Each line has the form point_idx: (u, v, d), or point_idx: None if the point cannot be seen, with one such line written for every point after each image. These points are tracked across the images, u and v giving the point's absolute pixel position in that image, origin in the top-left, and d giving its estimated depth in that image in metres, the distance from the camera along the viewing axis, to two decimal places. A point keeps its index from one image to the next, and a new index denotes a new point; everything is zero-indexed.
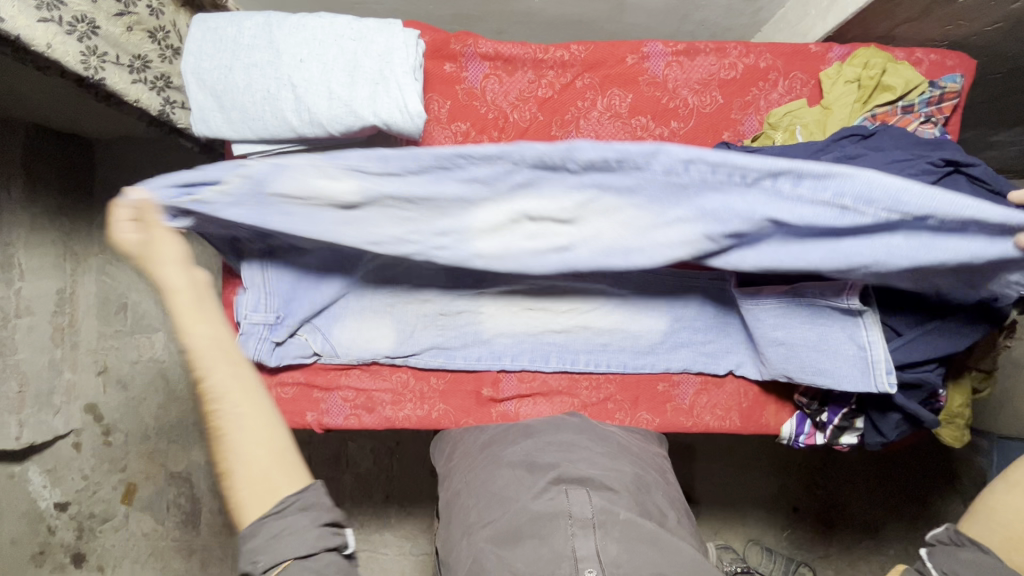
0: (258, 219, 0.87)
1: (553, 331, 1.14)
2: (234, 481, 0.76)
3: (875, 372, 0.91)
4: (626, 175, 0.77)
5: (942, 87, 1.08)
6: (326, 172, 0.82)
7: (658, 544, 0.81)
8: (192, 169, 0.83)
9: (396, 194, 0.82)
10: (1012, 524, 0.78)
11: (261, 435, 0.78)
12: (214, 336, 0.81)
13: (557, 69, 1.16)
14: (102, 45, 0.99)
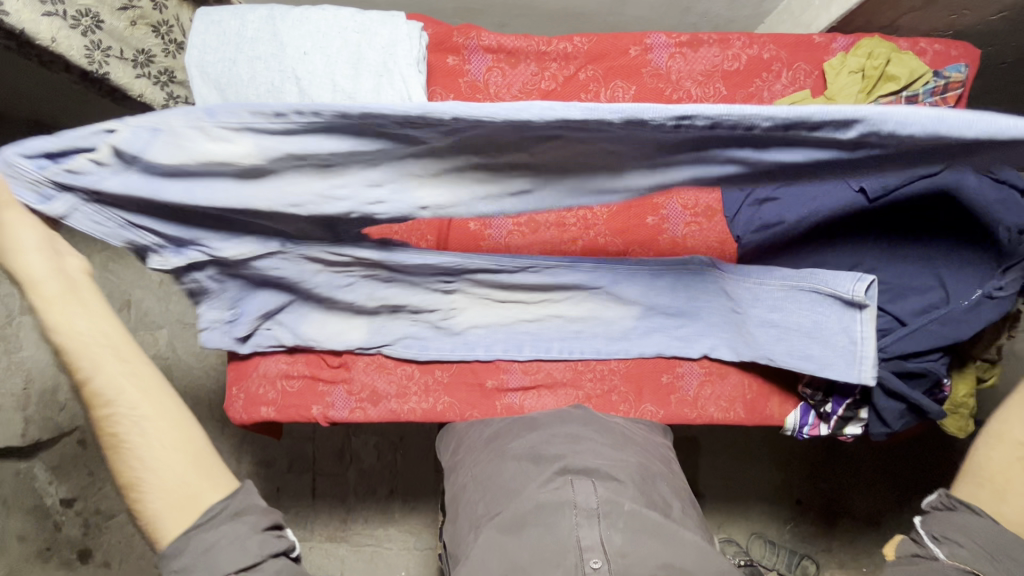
0: (145, 187, 0.74)
1: (526, 321, 1.12)
2: (143, 492, 0.74)
3: (860, 365, 0.93)
4: (591, 130, 0.64)
5: (946, 77, 1.09)
6: (210, 134, 0.67)
7: (663, 535, 0.81)
8: (48, 136, 0.70)
9: (302, 153, 0.68)
10: (998, 477, 0.77)
11: (175, 435, 0.78)
12: (101, 330, 0.78)
13: (560, 61, 1.16)
14: (106, 40, 1.00)
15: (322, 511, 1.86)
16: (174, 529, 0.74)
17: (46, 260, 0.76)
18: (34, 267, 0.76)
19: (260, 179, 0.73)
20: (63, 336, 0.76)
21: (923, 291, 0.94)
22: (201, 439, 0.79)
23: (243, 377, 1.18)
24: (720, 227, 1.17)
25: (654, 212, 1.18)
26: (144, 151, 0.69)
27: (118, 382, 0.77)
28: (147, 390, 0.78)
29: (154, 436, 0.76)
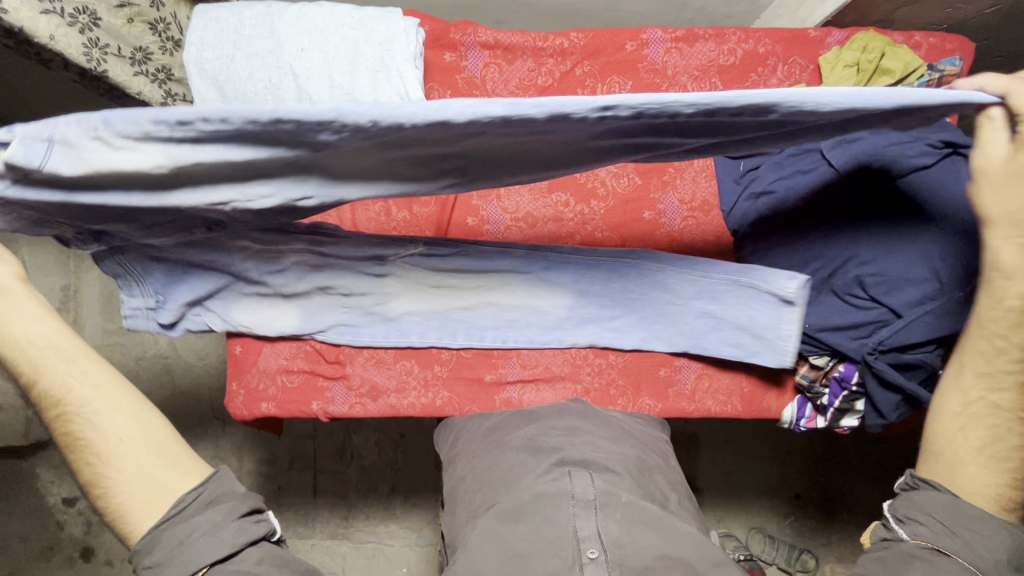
0: (65, 193, 0.77)
1: (459, 308, 1.14)
2: (111, 486, 0.77)
3: (783, 351, 1.07)
4: (501, 130, 0.70)
5: (941, 69, 1.10)
6: (119, 141, 0.71)
7: (660, 525, 0.82)
8: None
9: (210, 160, 0.72)
10: (951, 450, 0.85)
11: (129, 427, 0.80)
12: (38, 330, 0.81)
13: (556, 57, 1.17)
14: (104, 37, 1.01)
15: (323, 508, 1.87)
16: (144, 521, 0.76)
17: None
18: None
19: (179, 183, 0.77)
20: (2, 342, 0.80)
21: (918, 283, 0.93)
22: (160, 427, 0.82)
23: (241, 373, 1.19)
24: (717, 221, 1.18)
25: (651, 207, 1.18)
26: (42, 163, 0.72)
27: (62, 379, 0.79)
28: (96, 384, 0.81)
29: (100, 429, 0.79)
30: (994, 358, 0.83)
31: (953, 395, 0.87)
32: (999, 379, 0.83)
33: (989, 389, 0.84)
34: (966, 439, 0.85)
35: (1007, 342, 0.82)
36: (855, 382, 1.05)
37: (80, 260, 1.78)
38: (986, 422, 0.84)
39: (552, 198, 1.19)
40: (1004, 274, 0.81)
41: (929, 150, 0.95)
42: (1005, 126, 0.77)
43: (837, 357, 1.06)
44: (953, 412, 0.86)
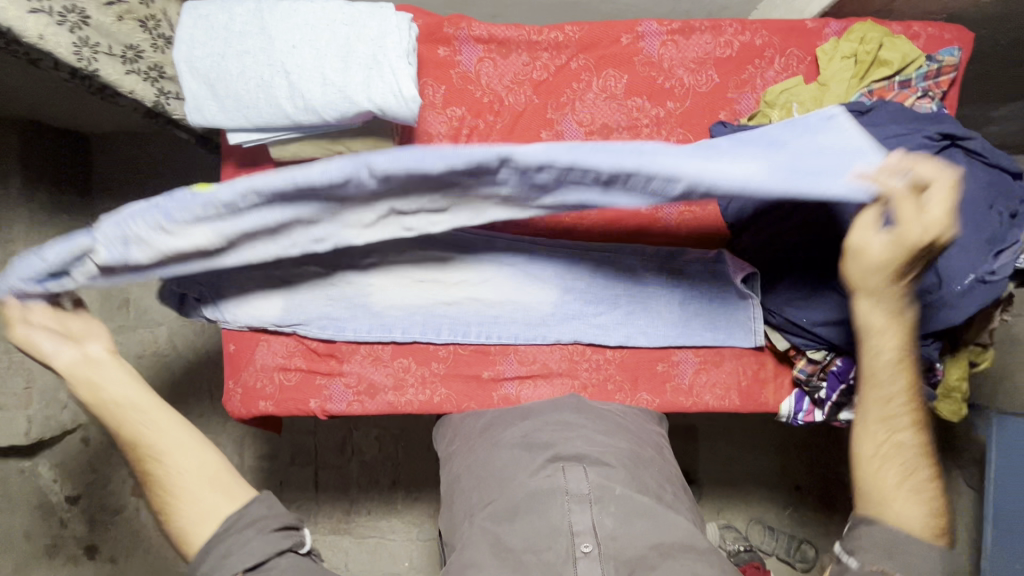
0: (136, 276, 0.88)
1: (441, 303, 1.15)
2: (175, 515, 0.84)
3: (754, 331, 1.14)
4: (479, 178, 0.77)
5: (939, 61, 1.09)
6: (173, 226, 0.80)
7: (655, 518, 0.83)
8: (27, 259, 0.81)
9: (253, 227, 0.82)
10: (879, 480, 0.88)
11: (189, 462, 0.86)
12: (111, 386, 0.87)
13: (551, 51, 1.16)
14: (93, 35, 0.99)
15: (325, 503, 1.88)
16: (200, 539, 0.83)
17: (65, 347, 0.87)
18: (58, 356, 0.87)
19: (230, 253, 0.87)
20: (91, 398, 0.86)
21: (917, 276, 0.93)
22: (216, 460, 0.89)
23: (237, 371, 1.18)
24: (714, 215, 1.16)
25: None
26: (125, 257, 0.83)
27: (136, 426, 0.86)
28: (161, 428, 0.87)
29: (164, 465, 0.86)
30: (887, 403, 0.89)
31: (865, 438, 0.90)
32: (895, 421, 0.89)
33: (891, 430, 0.89)
34: (888, 479, 0.88)
35: (896, 388, 0.89)
36: (852, 376, 1.05)
37: None
38: (896, 459, 0.88)
39: None
40: (875, 335, 0.87)
41: (927, 142, 0.97)
42: (875, 223, 0.79)
43: (834, 351, 1.06)
44: (870, 455, 0.89)
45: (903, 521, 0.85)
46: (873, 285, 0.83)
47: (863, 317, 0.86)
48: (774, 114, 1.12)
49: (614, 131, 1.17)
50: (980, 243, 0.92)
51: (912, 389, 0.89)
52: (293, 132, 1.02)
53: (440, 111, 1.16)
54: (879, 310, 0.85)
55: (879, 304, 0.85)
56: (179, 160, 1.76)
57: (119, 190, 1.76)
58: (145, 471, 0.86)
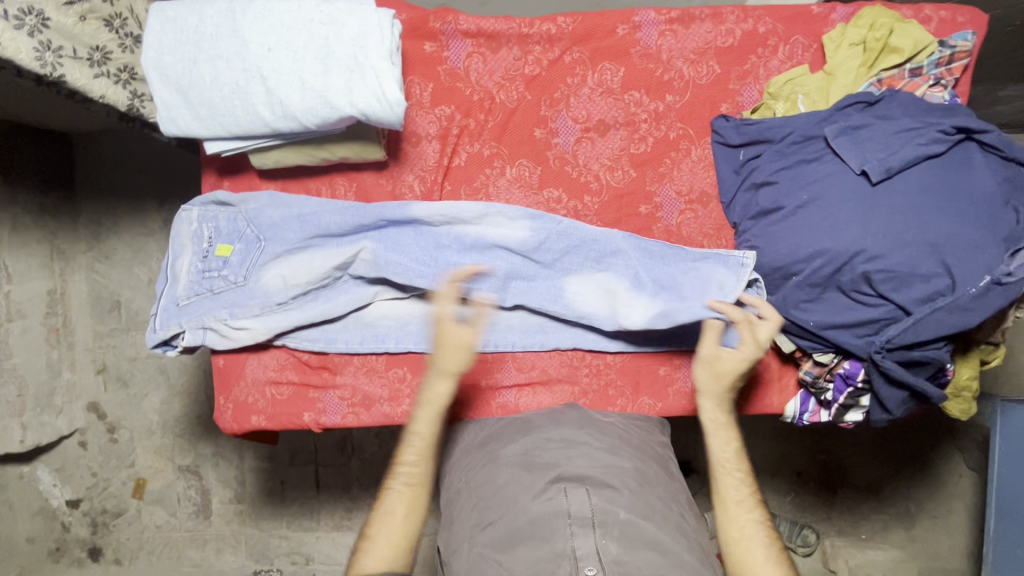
0: (214, 341, 1.08)
1: (437, 312, 1.13)
2: (369, 542, 0.93)
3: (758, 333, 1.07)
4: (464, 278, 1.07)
5: (952, 46, 1.04)
6: (248, 312, 1.07)
7: (658, 546, 0.87)
8: (152, 335, 1.07)
9: (302, 312, 1.08)
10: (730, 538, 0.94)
11: (409, 525, 0.95)
12: (427, 415, 1.01)
13: (543, 43, 1.10)
14: (55, 38, 0.92)
15: (327, 502, 1.82)
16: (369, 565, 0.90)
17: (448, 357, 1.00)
18: (439, 358, 1.00)
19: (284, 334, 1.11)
20: (417, 435, 1.01)
21: (929, 277, 0.91)
22: (416, 538, 0.95)
23: (228, 387, 1.15)
24: (716, 213, 1.12)
25: (646, 201, 1.13)
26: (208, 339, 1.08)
27: (419, 480, 0.99)
28: (416, 495, 0.98)
29: (405, 505, 0.96)
30: (737, 488, 0.97)
31: (728, 524, 0.95)
32: (747, 504, 0.96)
33: (746, 511, 0.95)
34: (756, 558, 0.91)
35: (741, 473, 0.98)
36: (860, 379, 1.03)
37: (65, 263, 1.69)
38: (759, 539, 0.93)
39: (543, 193, 1.12)
40: (715, 431, 1.00)
41: (941, 136, 0.94)
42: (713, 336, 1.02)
43: (842, 353, 1.03)
44: (734, 535, 0.94)
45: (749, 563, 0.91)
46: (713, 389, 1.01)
47: (709, 417, 1.01)
48: (778, 106, 1.08)
49: (612, 127, 1.12)
50: (995, 242, 0.90)
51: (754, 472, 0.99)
52: (272, 139, 0.97)
53: (428, 111, 1.10)
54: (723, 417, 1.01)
55: (717, 406, 1.01)
56: (161, 158, 1.69)
57: (104, 193, 1.70)
58: (385, 497, 0.97)
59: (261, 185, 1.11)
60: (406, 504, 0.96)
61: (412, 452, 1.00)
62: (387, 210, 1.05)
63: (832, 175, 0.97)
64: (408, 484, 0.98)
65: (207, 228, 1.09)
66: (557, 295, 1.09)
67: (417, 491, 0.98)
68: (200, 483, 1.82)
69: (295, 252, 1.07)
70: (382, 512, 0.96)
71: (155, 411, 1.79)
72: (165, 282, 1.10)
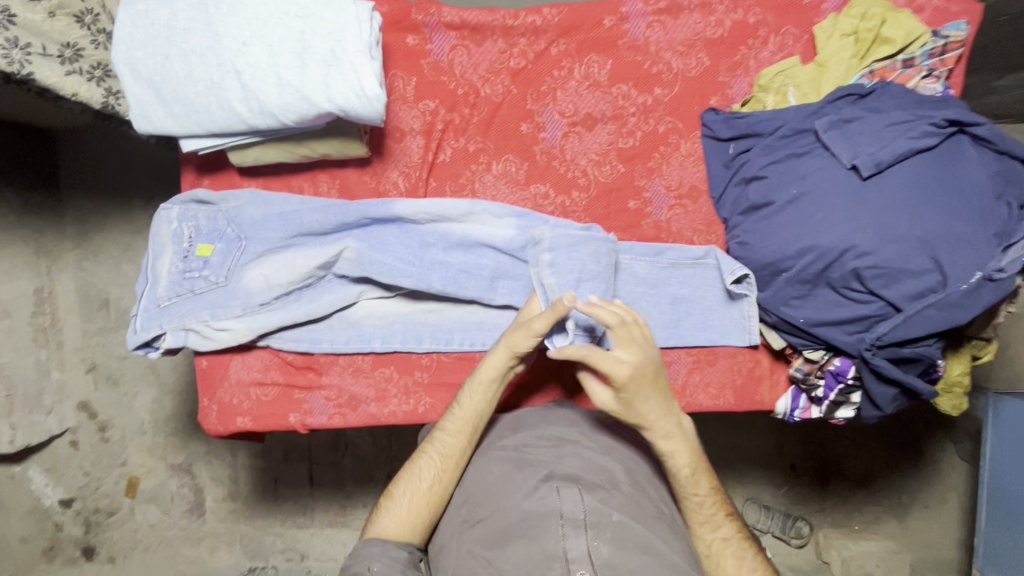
0: (196, 341, 1.06)
1: (423, 310, 1.12)
2: (389, 504, 0.95)
3: (748, 329, 1.07)
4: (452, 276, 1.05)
5: (945, 36, 1.01)
6: (231, 313, 1.05)
7: (649, 549, 0.86)
8: (133, 336, 1.05)
9: (286, 313, 1.06)
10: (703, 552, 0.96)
11: (433, 492, 0.95)
12: (478, 390, 0.99)
13: (529, 36, 1.08)
14: (22, 35, 0.89)
15: (320, 498, 1.81)
16: (386, 530, 0.93)
17: (517, 337, 0.96)
18: (508, 336, 0.98)
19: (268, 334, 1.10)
20: (462, 408, 0.99)
21: (919, 274, 0.90)
22: (436, 511, 0.96)
23: (211, 387, 1.13)
24: (706, 208, 1.10)
25: (635, 196, 1.11)
26: (189, 340, 1.06)
27: (457, 450, 0.98)
28: (451, 467, 0.97)
29: (434, 473, 0.96)
30: (699, 509, 0.97)
31: (699, 541, 0.97)
32: (714, 521, 0.97)
33: (715, 529, 0.96)
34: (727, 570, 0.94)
35: (700, 495, 0.96)
36: (851, 376, 1.01)
37: (52, 262, 1.65)
38: (729, 552, 0.95)
39: (530, 189, 1.10)
40: (670, 458, 0.95)
41: (933, 129, 0.92)
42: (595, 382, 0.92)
43: (832, 350, 1.02)
44: (705, 552, 0.96)
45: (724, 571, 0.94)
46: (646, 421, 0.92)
47: (664, 448, 0.95)
48: (768, 99, 1.06)
49: (600, 121, 1.09)
50: (987, 237, 0.89)
51: (717, 490, 0.98)
52: (250, 136, 0.94)
53: (411, 105, 1.08)
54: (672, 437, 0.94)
55: (664, 433, 0.94)
56: (145, 155, 1.66)
57: (88, 193, 1.67)
58: (416, 460, 0.98)
59: (241, 183, 1.09)
60: (435, 473, 0.96)
61: (453, 423, 0.99)
62: (371, 208, 1.03)
63: (823, 169, 0.95)
64: (443, 454, 0.97)
65: (188, 226, 1.07)
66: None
67: (448, 464, 0.97)
68: (193, 481, 1.80)
69: (276, 252, 1.05)
70: (410, 477, 0.96)
71: (146, 409, 1.77)
72: (144, 282, 1.07)
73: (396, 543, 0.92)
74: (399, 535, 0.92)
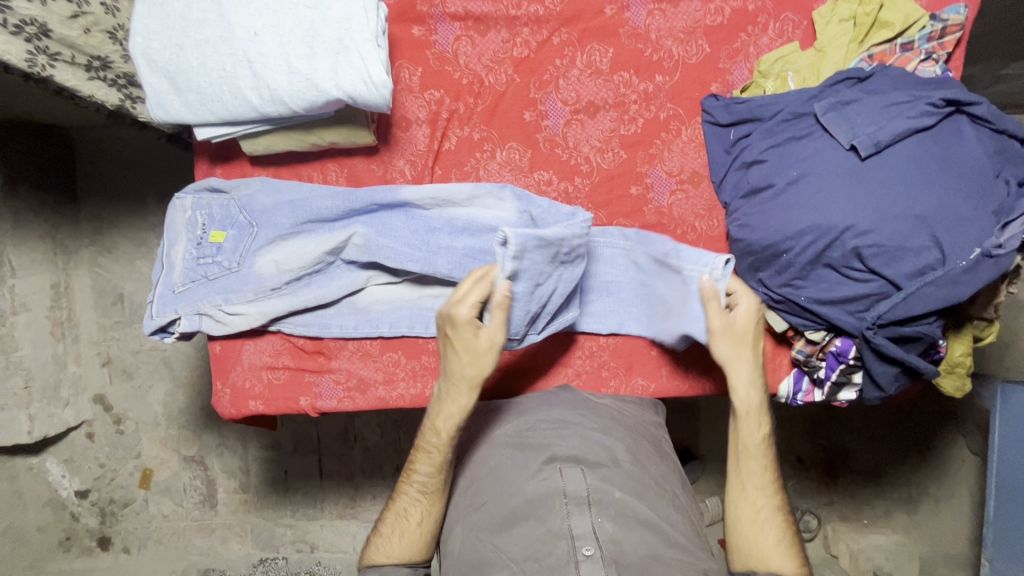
0: (211, 325, 1.09)
1: (430, 296, 1.14)
2: (382, 538, 0.98)
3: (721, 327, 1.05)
4: (456, 264, 1.07)
5: (943, 20, 1.02)
6: (245, 298, 1.08)
7: (652, 524, 0.89)
8: (149, 320, 1.08)
9: (295, 301, 1.09)
10: (744, 516, 0.97)
11: (425, 525, 0.97)
12: (439, 430, 0.97)
13: (531, 25, 1.10)
14: (54, 46, 0.93)
15: (330, 491, 1.83)
16: (382, 558, 0.96)
17: (473, 366, 0.95)
18: (463, 367, 0.95)
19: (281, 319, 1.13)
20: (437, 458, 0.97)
21: (918, 252, 0.91)
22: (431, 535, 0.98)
23: (224, 372, 1.16)
24: (707, 193, 1.12)
25: (637, 181, 1.12)
26: (203, 325, 1.09)
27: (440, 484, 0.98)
28: (434, 502, 0.98)
29: (421, 511, 0.97)
30: (754, 471, 0.99)
31: (746, 508, 0.97)
32: (767, 488, 0.98)
33: (765, 495, 0.98)
34: (768, 538, 0.95)
35: (762, 460, 0.99)
36: (852, 357, 1.02)
37: (69, 258, 1.70)
38: (773, 519, 0.97)
39: (533, 176, 1.12)
40: (749, 412, 0.99)
41: (930, 109, 0.93)
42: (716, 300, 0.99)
43: (833, 331, 1.03)
44: (751, 518, 0.97)
45: (768, 542, 0.95)
46: (737, 351, 0.99)
47: (738, 395, 0.99)
48: (768, 84, 1.08)
49: (602, 108, 1.11)
50: (984, 215, 0.90)
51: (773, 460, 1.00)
52: (262, 124, 0.98)
53: (417, 95, 1.10)
54: (752, 386, 0.99)
55: (746, 381, 0.99)
56: (158, 154, 1.69)
57: (106, 191, 1.71)
58: (401, 498, 0.98)
59: (253, 171, 1.12)
60: (422, 510, 0.97)
61: (426, 464, 0.97)
62: (378, 194, 1.05)
63: (822, 151, 0.97)
64: (423, 493, 0.97)
65: (203, 214, 1.10)
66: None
67: (432, 498, 0.98)
68: (205, 473, 1.84)
69: (287, 237, 1.08)
70: (397, 512, 0.98)
71: (159, 402, 1.81)
72: (159, 270, 1.10)
73: (395, 565, 0.96)
74: (399, 561, 0.96)
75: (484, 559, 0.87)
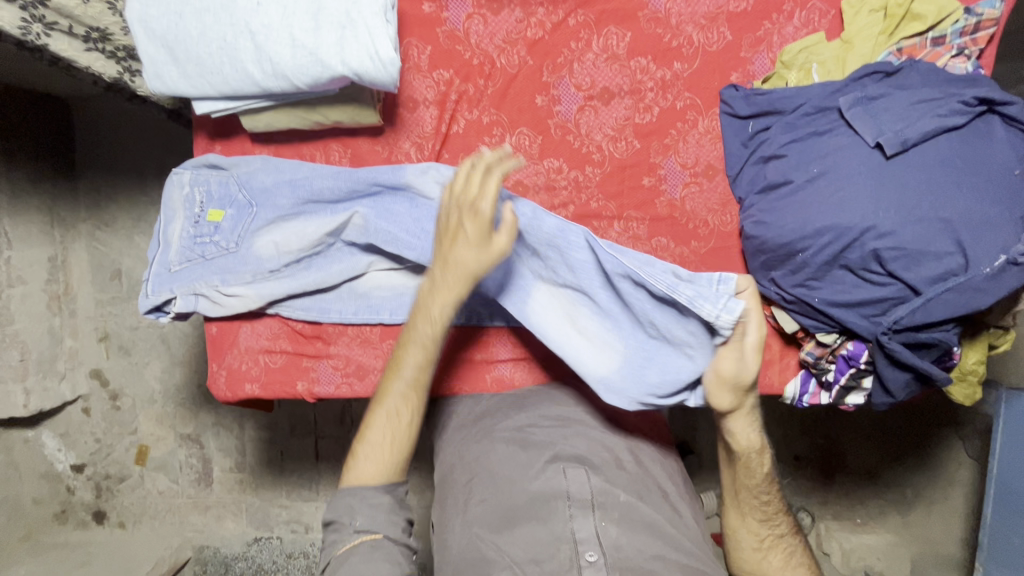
0: (208, 306, 1.07)
1: None
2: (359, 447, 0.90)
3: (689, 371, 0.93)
4: None
5: (978, 14, 0.97)
6: (245, 280, 1.06)
7: (657, 531, 0.88)
8: (145, 298, 1.05)
9: (292, 285, 1.07)
10: (744, 540, 0.99)
11: (403, 432, 0.90)
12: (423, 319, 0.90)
13: (546, 5, 1.05)
14: (51, 14, 0.90)
15: (326, 472, 1.81)
16: (365, 472, 0.89)
17: (477, 261, 0.86)
18: (465, 259, 0.86)
19: (280, 303, 1.10)
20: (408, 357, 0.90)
21: (941, 256, 0.88)
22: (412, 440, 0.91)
23: (221, 354, 1.13)
24: (722, 186, 1.08)
25: (650, 172, 1.09)
26: (199, 307, 1.06)
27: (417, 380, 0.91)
28: (408, 402, 0.90)
29: (410, 409, 0.90)
30: (755, 502, 0.98)
31: (750, 538, 0.99)
32: (774, 519, 0.98)
33: (773, 526, 0.98)
34: (773, 564, 0.97)
35: (770, 495, 0.98)
36: (863, 361, 1.00)
37: (66, 230, 1.66)
38: (779, 548, 0.98)
39: (543, 163, 1.08)
40: (758, 454, 0.96)
41: (961, 107, 0.90)
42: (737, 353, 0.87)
43: (846, 334, 1.00)
44: (756, 549, 0.98)
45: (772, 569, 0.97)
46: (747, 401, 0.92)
47: (745, 438, 0.94)
48: (791, 76, 1.04)
49: (617, 95, 1.07)
50: (1012, 221, 0.87)
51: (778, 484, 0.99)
52: (264, 100, 0.94)
53: (425, 75, 1.06)
54: (751, 427, 0.94)
55: (751, 422, 0.94)
56: (156, 126, 1.64)
57: (103, 163, 1.67)
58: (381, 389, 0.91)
59: (253, 149, 1.08)
60: (413, 411, 0.90)
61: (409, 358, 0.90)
62: (382, 175, 1.01)
63: (846, 147, 0.94)
64: (415, 390, 0.90)
65: (201, 191, 1.07)
66: (522, 299, 0.99)
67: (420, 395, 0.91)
68: (201, 451, 1.83)
69: (288, 218, 1.05)
70: (387, 410, 0.89)
71: (156, 379, 1.78)
72: (155, 248, 1.07)
73: (376, 486, 0.88)
74: (376, 478, 0.88)
75: (484, 556, 0.85)
